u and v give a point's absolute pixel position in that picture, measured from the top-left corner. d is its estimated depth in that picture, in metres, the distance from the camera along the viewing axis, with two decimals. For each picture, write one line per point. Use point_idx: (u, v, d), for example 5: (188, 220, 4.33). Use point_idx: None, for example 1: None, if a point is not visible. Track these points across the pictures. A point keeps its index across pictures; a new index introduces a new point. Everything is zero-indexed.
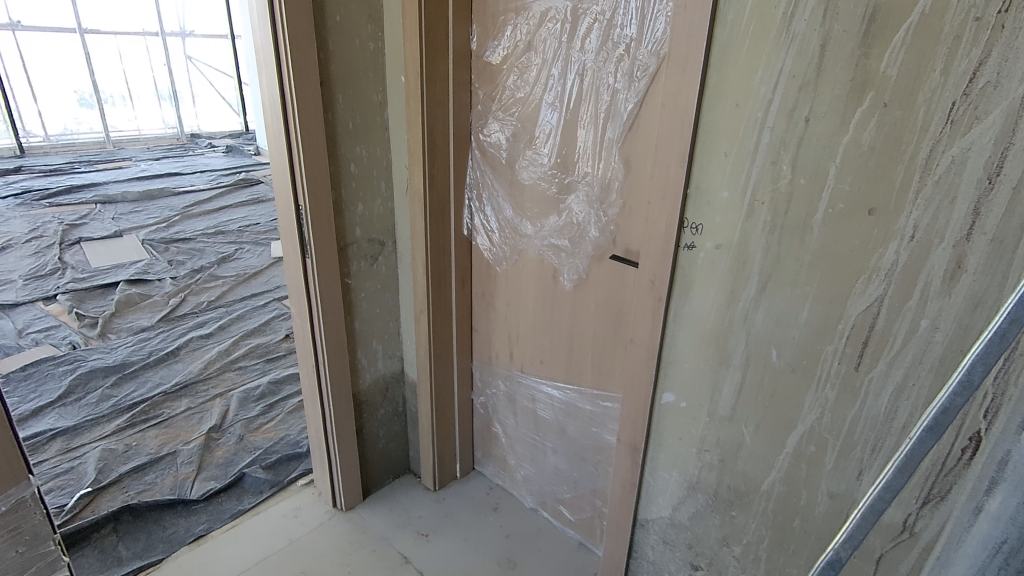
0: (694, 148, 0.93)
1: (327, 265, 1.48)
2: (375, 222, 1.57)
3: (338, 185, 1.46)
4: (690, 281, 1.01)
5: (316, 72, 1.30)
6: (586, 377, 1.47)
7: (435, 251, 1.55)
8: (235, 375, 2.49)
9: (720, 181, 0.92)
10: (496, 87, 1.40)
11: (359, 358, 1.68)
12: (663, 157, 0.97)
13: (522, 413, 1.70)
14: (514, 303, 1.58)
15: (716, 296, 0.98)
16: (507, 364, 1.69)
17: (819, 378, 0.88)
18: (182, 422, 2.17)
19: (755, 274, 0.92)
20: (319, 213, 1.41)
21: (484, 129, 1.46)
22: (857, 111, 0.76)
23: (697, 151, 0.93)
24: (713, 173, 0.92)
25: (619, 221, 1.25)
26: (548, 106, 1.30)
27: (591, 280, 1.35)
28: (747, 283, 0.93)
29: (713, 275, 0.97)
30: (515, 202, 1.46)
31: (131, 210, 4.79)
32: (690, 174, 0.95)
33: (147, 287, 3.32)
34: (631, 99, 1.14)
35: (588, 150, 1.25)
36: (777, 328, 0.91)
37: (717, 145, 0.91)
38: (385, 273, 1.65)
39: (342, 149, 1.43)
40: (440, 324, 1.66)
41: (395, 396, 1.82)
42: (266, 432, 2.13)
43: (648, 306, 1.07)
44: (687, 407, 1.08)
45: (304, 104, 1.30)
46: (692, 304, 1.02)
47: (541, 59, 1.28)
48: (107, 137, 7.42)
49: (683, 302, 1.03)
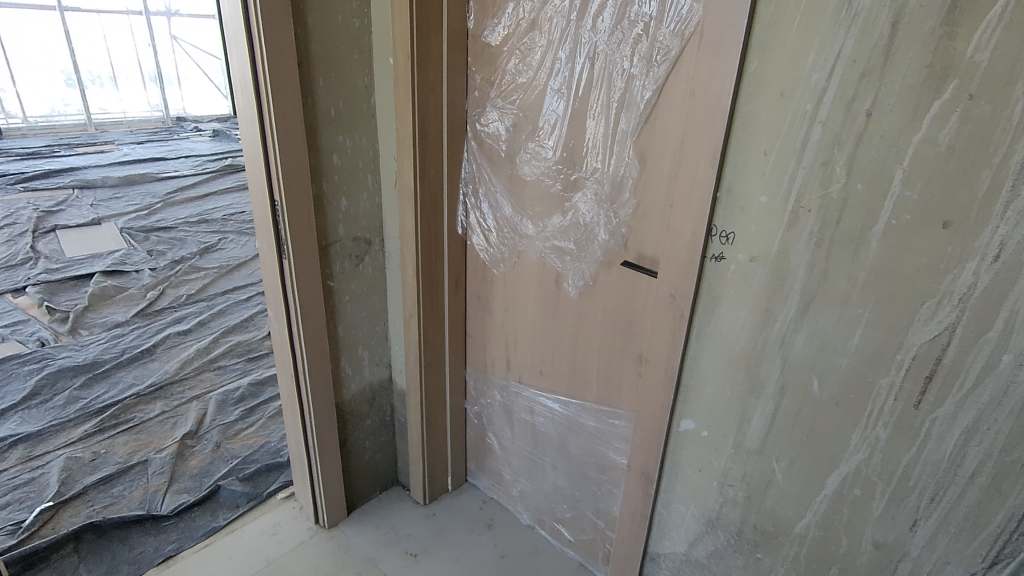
0: (728, 146, 0.81)
1: (307, 266, 1.34)
2: (360, 219, 1.43)
3: (318, 179, 1.31)
4: (716, 296, 0.88)
5: (293, 50, 1.15)
6: (590, 392, 1.35)
7: (426, 251, 1.42)
8: (214, 375, 2.35)
9: (757, 185, 0.79)
10: (495, 71, 1.25)
11: (343, 366, 1.54)
12: (690, 154, 0.84)
13: (519, 425, 1.58)
14: (512, 308, 1.46)
15: (749, 315, 0.85)
16: (504, 373, 1.56)
17: (870, 414, 0.77)
18: (155, 428, 2.04)
19: (796, 292, 0.80)
20: (297, 210, 1.27)
21: (482, 118, 1.32)
22: (934, 105, 0.63)
23: (731, 148, 0.80)
24: (749, 174, 0.79)
25: (632, 223, 1.12)
26: (554, 93, 1.16)
27: (598, 287, 1.23)
28: (785, 302, 0.81)
29: (745, 291, 0.85)
30: (514, 199, 1.32)
31: (110, 196, 4.60)
32: (722, 174, 0.82)
33: (124, 279, 3.16)
34: (648, 86, 1.00)
35: (597, 144, 1.12)
36: (818, 355, 0.79)
37: (756, 142, 0.78)
38: (372, 274, 1.51)
39: (323, 138, 1.29)
40: (432, 330, 1.53)
41: (382, 405, 1.69)
42: (244, 438, 2.00)
43: (668, 322, 0.94)
44: (709, 436, 0.96)
45: (279, 87, 1.16)
46: (719, 323, 0.89)
47: (546, 40, 1.14)
48: (88, 119, 7.16)
49: (707, 320, 0.90)
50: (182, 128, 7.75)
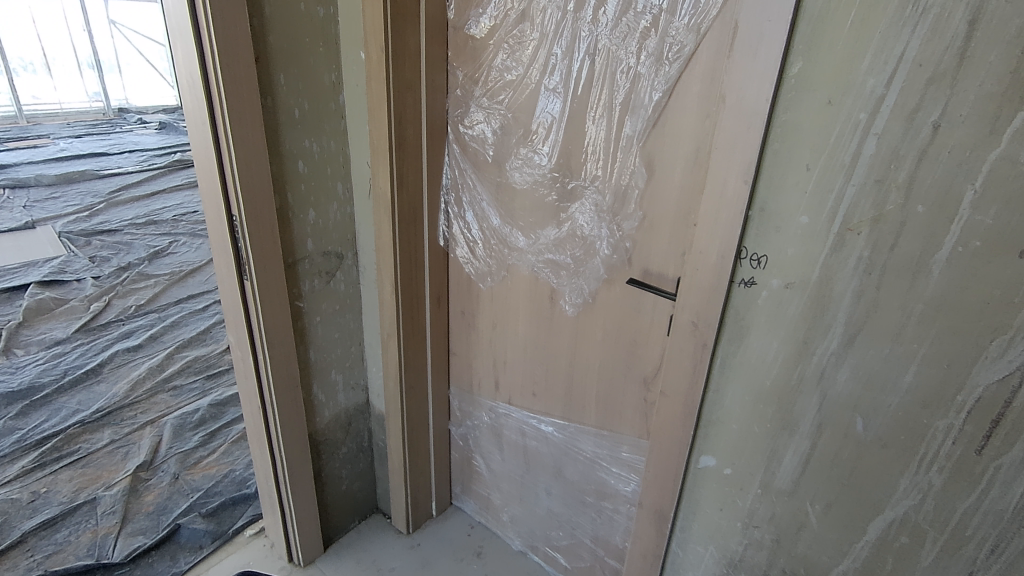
0: (762, 159, 0.71)
1: (271, 287, 1.19)
2: (330, 232, 1.29)
3: (282, 189, 1.16)
4: (744, 325, 0.79)
5: (248, 43, 1.00)
6: (589, 415, 1.25)
7: (405, 266, 1.29)
8: (169, 396, 2.16)
9: (797, 203, 0.70)
10: (480, 67, 1.13)
11: (315, 392, 1.40)
12: (717, 167, 0.74)
13: (509, 448, 1.47)
14: (501, 325, 1.35)
15: (782, 347, 0.76)
16: (492, 394, 1.45)
17: (923, 458, 0.69)
18: (104, 460, 1.85)
19: (839, 323, 0.71)
20: (259, 225, 1.13)
21: (465, 119, 1.20)
22: (1016, 117, 0.54)
23: (766, 161, 0.71)
24: (788, 191, 0.70)
25: (637, 237, 1.02)
26: (549, 93, 1.05)
27: (598, 305, 1.13)
28: (826, 334, 0.72)
29: (778, 320, 0.76)
30: (503, 208, 1.21)
31: (46, 196, 4.25)
32: (754, 190, 0.73)
33: (64, 290, 2.90)
34: (657, 87, 0.90)
35: (598, 150, 1.02)
36: (862, 392, 0.71)
37: (797, 155, 0.68)
38: (345, 291, 1.37)
39: (285, 143, 1.14)
40: (413, 350, 1.40)
41: (359, 430, 1.56)
42: (205, 468, 1.84)
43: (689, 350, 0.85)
44: (732, 475, 0.88)
45: (232, 86, 1.00)
46: (748, 354, 0.80)
47: (539, 33, 1.03)
48: (19, 111, 6.63)
49: (733, 350, 0.81)
50: (126, 120, 7.28)
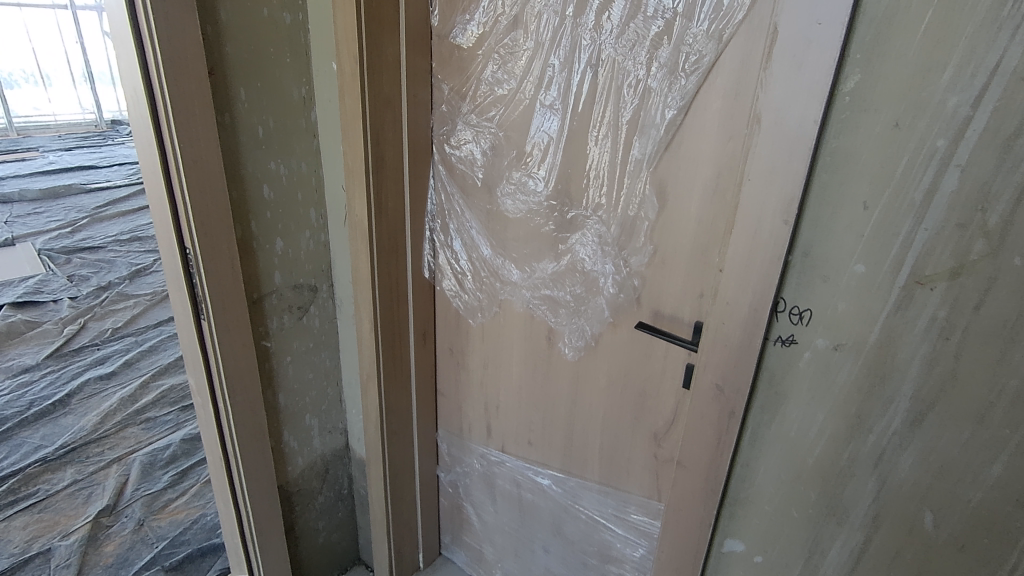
0: (810, 192, 0.60)
1: (233, 327, 1.05)
2: (302, 263, 1.15)
3: (245, 217, 1.03)
4: (782, 390, 0.66)
5: (201, 54, 0.87)
6: (592, 468, 1.12)
7: (386, 301, 1.15)
8: (140, 430, 2.02)
9: (851, 248, 0.58)
10: (468, 81, 1.01)
11: (286, 440, 1.26)
12: (752, 203, 0.61)
13: (502, 499, 1.33)
14: (492, 365, 1.21)
15: (830, 420, 0.64)
16: (483, 439, 1.31)
17: (1011, 567, 0.56)
18: (63, 503, 1.70)
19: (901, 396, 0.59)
20: (216, 258, 0.99)
21: (451, 137, 1.07)
22: None
23: (812, 195, 0.60)
24: (841, 233, 0.59)
25: (646, 274, 0.89)
26: (545, 110, 0.92)
27: (601, 349, 0.99)
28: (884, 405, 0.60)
29: (824, 388, 0.63)
30: (493, 237, 1.08)
31: (30, 211, 4.13)
32: (797, 230, 0.61)
33: (39, 312, 2.76)
34: (671, 104, 0.78)
35: (601, 174, 0.89)
36: (932, 479, 0.59)
37: (854, 189, 0.57)
38: (320, 327, 1.24)
39: (247, 166, 1.00)
40: (395, 393, 1.26)
41: (338, 477, 1.41)
42: (173, 512, 1.69)
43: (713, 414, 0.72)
44: (765, 562, 0.75)
45: (182, 101, 0.87)
46: (787, 426, 0.67)
47: (534, 42, 0.90)
48: (10, 124, 6.52)
49: (768, 418, 0.69)
50: (117, 132, 7.17)
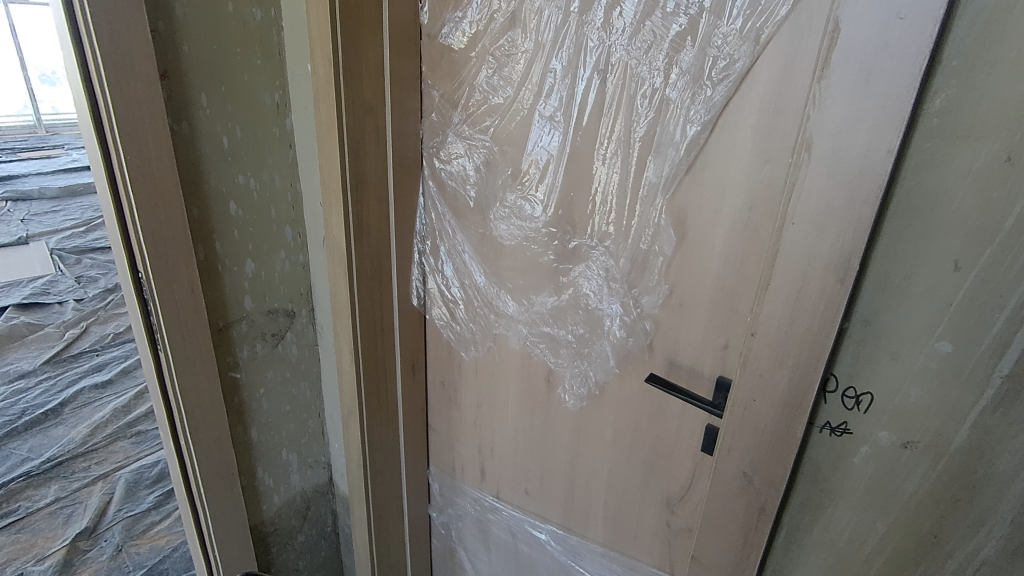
0: (892, 234, 0.57)
1: (195, 359, 0.93)
2: (276, 286, 1.04)
3: (206, 237, 0.91)
4: (829, 476, 0.67)
5: (149, 54, 0.76)
6: (595, 528, 0.98)
7: (367, 333, 1.00)
8: (130, 444, 1.94)
9: (936, 308, 0.56)
10: (460, 86, 0.88)
11: (260, 478, 1.14)
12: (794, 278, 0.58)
13: (497, 550, 1.20)
14: (487, 404, 1.08)
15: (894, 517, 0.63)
16: (477, 483, 1.19)
17: None
18: (43, 523, 1.62)
19: (994, 485, 0.57)
20: (172, 281, 0.87)
21: (442, 150, 0.94)
22: None
23: (883, 231, 0.57)
24: (925, 282, 0.56)
25: (660, 318, 0.75)
26: (545, 123, 0.79)
27: (607, 399, 0.86)
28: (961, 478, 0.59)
29: (890, 470, 0.62)
30: (488, 265, 0.95)
31: (48, 209, 4.13)
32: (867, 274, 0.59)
33: (44, 314, 2.72)
34: (693, 118, 0.64)
35: (609, 199, 0.75)
36: None
37: (948, 236, 0.54)
38: (298, 356, 1.13)
39: (211, 180, 0.89)
40: (381, 430, 1.11)
41: (321, 514, 1.31)
42: (154, 538, 1.60)
43: (769, 483, 0.67)
44: None
45: (126, 108, 0.75)
46: (834, 523, 0.68)
47: (532, 43, 0.77)
48: (37, 121, 6.62)
49: (825, 498, 0.68)
50: None
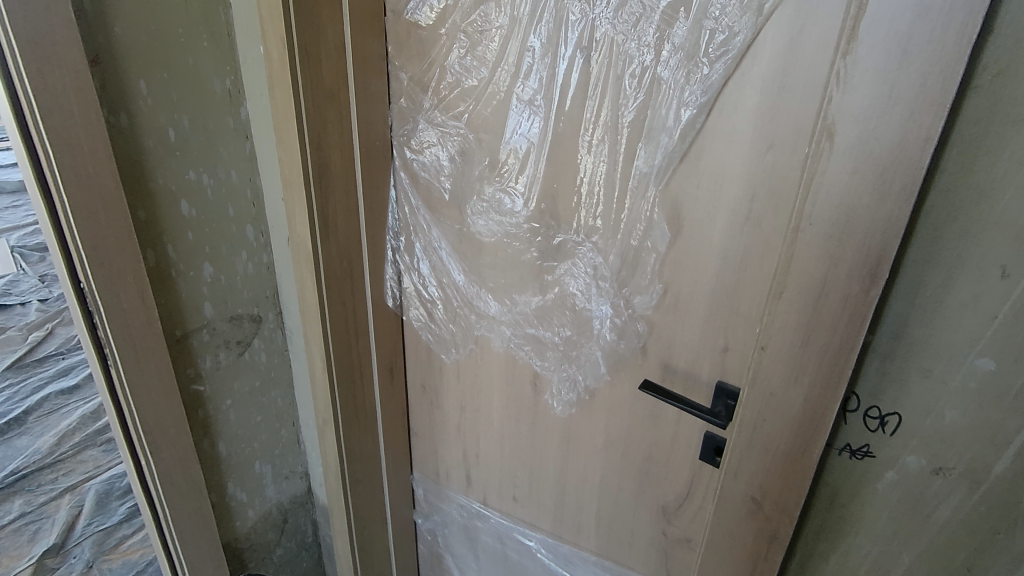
0: (932, 233, 0.54)
1: (152, 373, 0.85)
2: (239, 290, 0.96)
3: (156, 240, 0.83)
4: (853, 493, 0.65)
5: (74, 37, 0.66)
6: (586, 537, 0.94)
7: (340, 338, 0.93)
8: (99, 452, 1.85)
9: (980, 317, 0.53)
10: (430, 68, 0.80)
11: (231, 493, 1.07)
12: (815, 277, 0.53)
13: (485, 556, 1.16)
14: (471, 409, 1.02)
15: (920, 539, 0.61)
16: (462, 488, 1.13)
17: None
18: (7, 541, 1.53)
19: None
20: (120, 291, 0.78)
21: (413, 138, 0.86)
22: None
23: (921, 225, 0.55)
24: (968, 287, 0.53)
25: (653, 319, 0.69)
26: (524, 107, 0.72)
27: (597, 404, 0.81)
28: (988, 475, 0.55)
29: (920, 492, 0.60)
30: (467, 262, 0.88)
31: (9, 204, 3.95)
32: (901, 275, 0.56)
33: (6, 316, 2.60)
34: (688, 100, 0.57)
35: (596, 190, 0.69)
36: None
37: (995, 234, 0.51)
38: (266, 363, 1.06)
39: (157, 177, 0.80)
40: (358, 439, 1.05)
41: (300, 525, 1.25)
42: (126, 552, 1.53)
43: (782, 509, 0.63)
44: None
45: (51, 99, 0.66)
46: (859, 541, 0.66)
47: (508, 18, 0.70)
48: None
49: (846, 515, 0.66)
50: None
